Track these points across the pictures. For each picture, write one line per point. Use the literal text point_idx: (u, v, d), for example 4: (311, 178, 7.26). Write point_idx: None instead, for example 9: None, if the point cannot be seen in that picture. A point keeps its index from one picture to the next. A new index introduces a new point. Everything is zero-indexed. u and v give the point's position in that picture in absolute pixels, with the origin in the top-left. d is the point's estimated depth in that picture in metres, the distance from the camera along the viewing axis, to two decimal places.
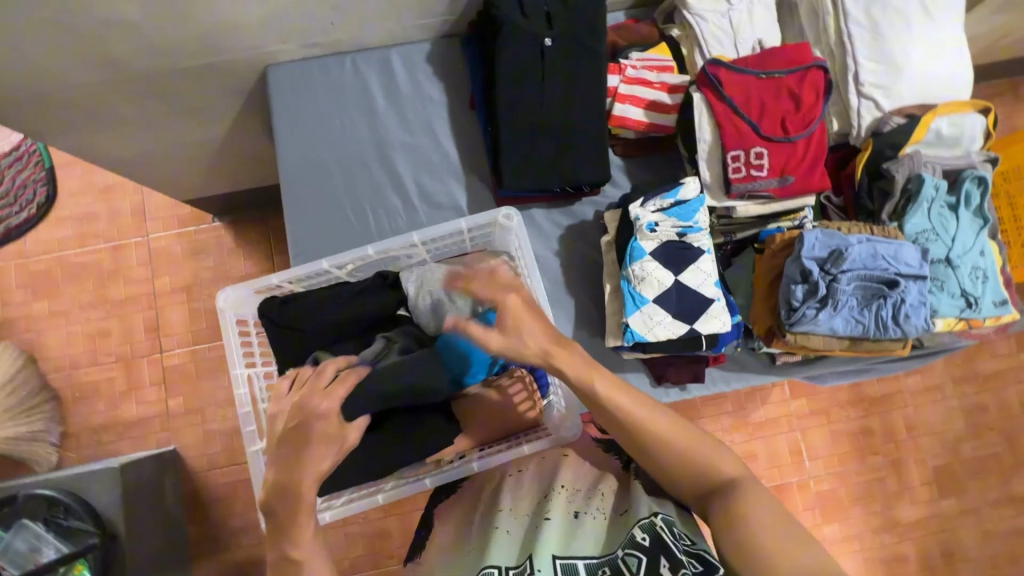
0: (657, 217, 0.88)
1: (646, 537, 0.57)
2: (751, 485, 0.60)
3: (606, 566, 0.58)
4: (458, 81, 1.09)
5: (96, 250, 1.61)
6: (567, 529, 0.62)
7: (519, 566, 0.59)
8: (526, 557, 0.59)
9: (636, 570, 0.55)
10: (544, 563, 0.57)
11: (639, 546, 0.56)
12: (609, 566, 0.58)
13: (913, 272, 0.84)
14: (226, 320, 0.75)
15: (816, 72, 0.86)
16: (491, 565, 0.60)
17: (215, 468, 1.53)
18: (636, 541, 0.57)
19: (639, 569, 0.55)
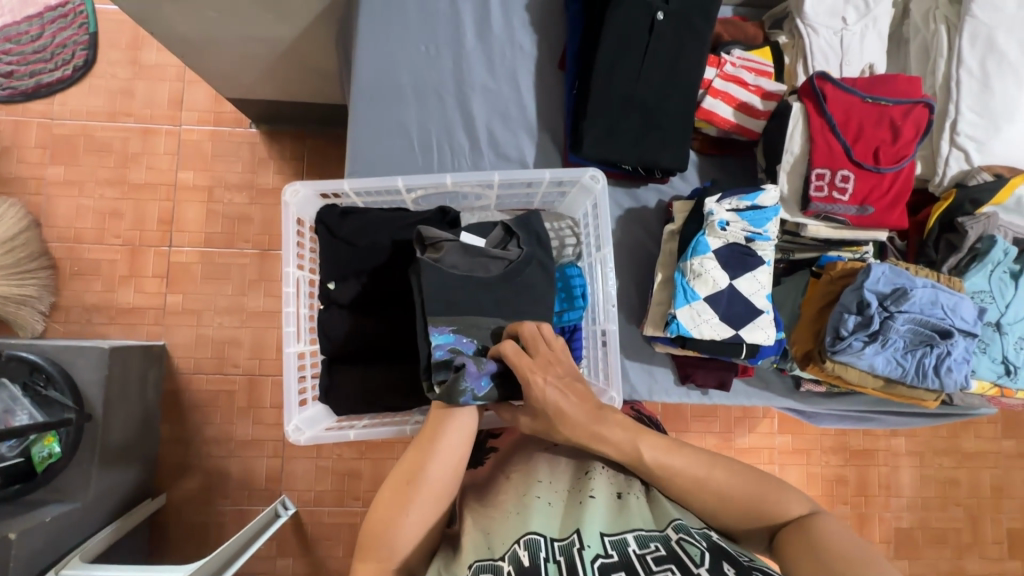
0: (730, 216, 0.87)
1: (706, 538, 0.55)
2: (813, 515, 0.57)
3: (659, 541, 0.56)
4: (552, 38, 1.06)
5: (125, 128, 1.55)
6: (613, 508, 0.61)
7: (565, 540, 0.57)
8: (573, 531, 0.58)
9: (697, 556, 0.53)
10: (593, 539, 0.56)
11: (695, 536, 0.55)
12: (659, 541, 0.56)
13: (966, 328, 0.83)
14: (288, 214, 0.73)
15: (921, 109, 0.85)
16: (535, 532, 0.58)
17: (202, 373, 1.50)
18: (695, 535, 0.56)
19: (702, 560, 0.52)
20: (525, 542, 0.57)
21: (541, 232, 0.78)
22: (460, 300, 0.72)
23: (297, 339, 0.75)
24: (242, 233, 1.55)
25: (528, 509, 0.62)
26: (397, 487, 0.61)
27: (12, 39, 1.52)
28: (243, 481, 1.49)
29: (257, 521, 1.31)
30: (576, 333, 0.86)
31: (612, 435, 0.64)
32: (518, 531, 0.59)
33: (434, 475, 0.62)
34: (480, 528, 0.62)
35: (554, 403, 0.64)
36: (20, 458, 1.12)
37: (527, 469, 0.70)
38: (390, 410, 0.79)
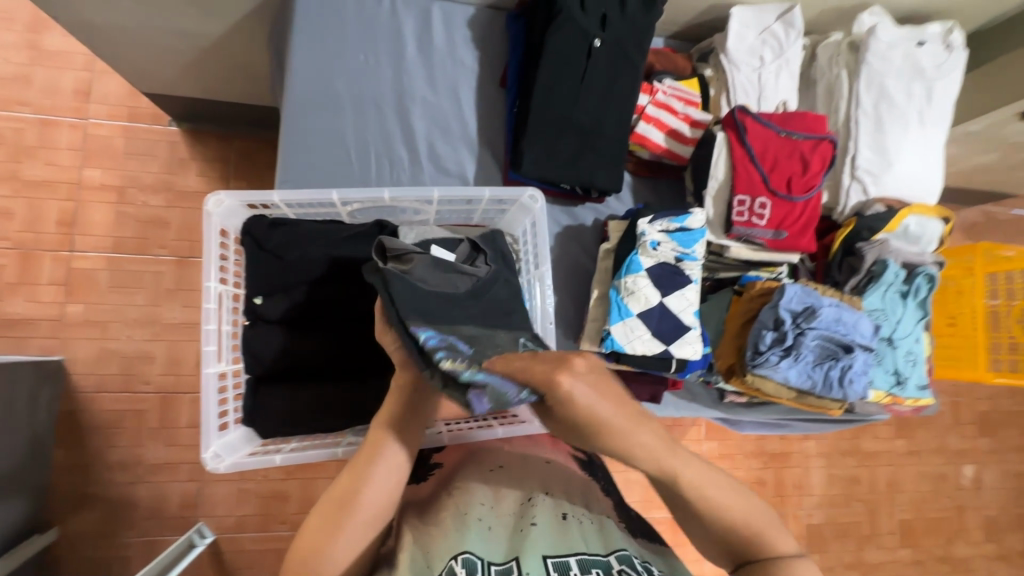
0: (660, 237, 0.91)
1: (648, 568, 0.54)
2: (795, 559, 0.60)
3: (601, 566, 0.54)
4: (493, 55, 1.07)
5: (19, 118, 1.39)
6: (557, 530, 0.60)
7: (503, 564, 0.55)
8: (513, 558, 0.55)
9: None
10: (533, 566, 0.54)
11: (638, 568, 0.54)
12: (601, 568, 0.54)
13: (865, 343, 0.92)
14: (211, 225, 0.68)
15: (826, 145, 0.94)
16: (472, 553, 0.56)
17: (106, 391, 1.36)
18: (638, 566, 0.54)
19: None
20: (460, 560, 0.54)
21: (504, 251, 0.81)
22: (438, 305, 0.66)
23: (219, 358, 0.69)
24: (158, 239, 1.43)
25: (465, 529, 0.59)
26: (328, 514, 0.56)
27: None
28: (152, 510, 1.35)
29: (167, 554, 1.20)
30: None
31: (645, 442, 0.57)
32: (453, 548, 0.56)
33: (370, 499, 0.57)
34: (417, 545, 0.58)
35: (585, 413, 0.54)
36: None
37: (467, 489, 0.68)
38: (320, 431, 0.76)
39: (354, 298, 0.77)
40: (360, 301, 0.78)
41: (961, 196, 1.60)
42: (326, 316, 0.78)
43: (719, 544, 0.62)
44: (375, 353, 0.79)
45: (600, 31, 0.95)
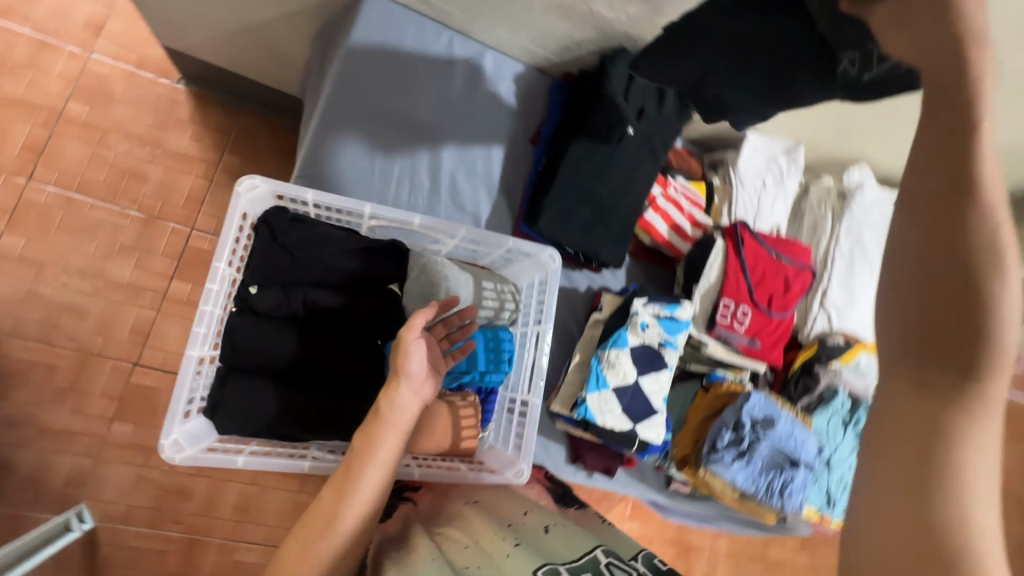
0: (650, 320, 0.96)
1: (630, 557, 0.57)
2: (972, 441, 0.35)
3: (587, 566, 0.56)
4: (529, 113, 1.13)
5: (16, 32, 1.33)
6: (537, 544, 0.60)
7: None
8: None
9: None
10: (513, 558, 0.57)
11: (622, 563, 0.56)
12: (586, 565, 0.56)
13: (808, 461, 0.99)
14: (236, 207, 0.66)
15: (807, 274, 1.04)
16: None
17: (19, 336, 1.24)
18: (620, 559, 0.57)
19: None
20: None
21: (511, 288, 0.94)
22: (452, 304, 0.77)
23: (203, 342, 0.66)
24: (130, 192, 1.36)
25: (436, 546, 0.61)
26: (311, 529, 0.58)
27: None
28: (32, 480, 1.21)
29: (29, 539, 1.05)
30: (492, 395, 0.89)
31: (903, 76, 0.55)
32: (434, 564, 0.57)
33: (349, 513, 0.59)
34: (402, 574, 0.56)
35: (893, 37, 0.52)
36: None
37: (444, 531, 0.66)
38: (282, 439, 0.72)
39: (354, 308, 0.77)
40: (361, 311, 0.78)
41: None
42: (320, 319, 0.76)
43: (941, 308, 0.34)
44: (359, 367, 0.77)
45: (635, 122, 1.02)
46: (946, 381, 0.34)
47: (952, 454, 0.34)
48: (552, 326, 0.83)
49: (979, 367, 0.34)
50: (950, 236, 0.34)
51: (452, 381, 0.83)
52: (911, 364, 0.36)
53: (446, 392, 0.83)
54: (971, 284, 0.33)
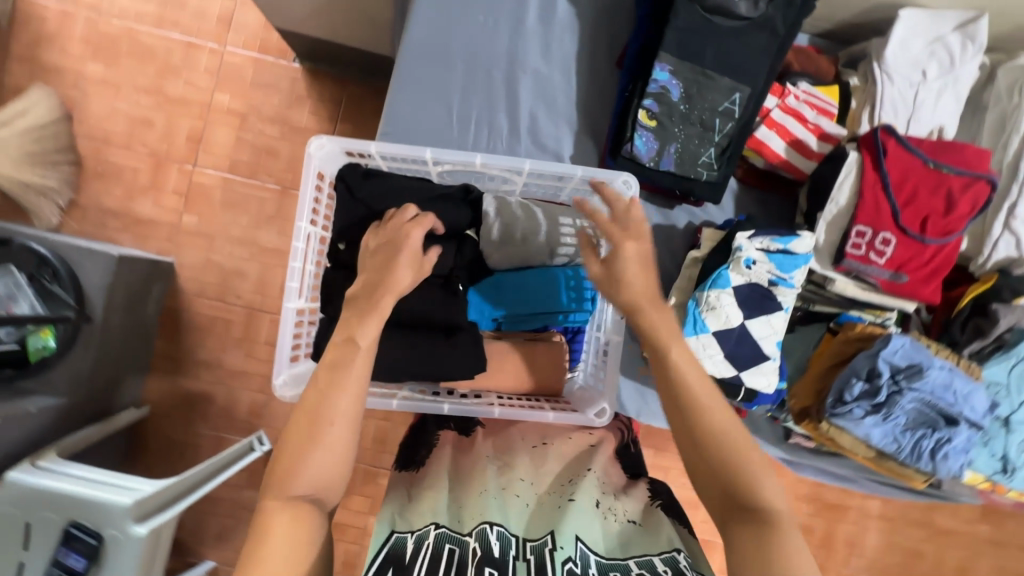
0: (758, 255, 0.83)
1: (667, 570, 0.54)
2: (783, 534, 0.52)
3: (614, 570, 0.55)
4: (614, 32, 1.01)
5: (170, 37, 1.66)
6: (588, 514, 0.62)
7: (538, 540, 0.58)
8: (548, 532, 0.59)
9: None
10: (566, 541, 0.57)
11: (656, 573, 0.53)
12: (618, 568, 0.55)
13: (973, 418, 0.80)
14: (309, 166, 0.70)
15: (982, 184, 0.80)
16: (493, 522, 0.60)
17: (202, 296, 1.59)
18: (655, 568, 0.54)
19: None
20: (486, 525, 0.59)
21: None
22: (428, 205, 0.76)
23: (300, 293, 0.73)
24: (267, 167, 1.64)
25: (498, 501, 0.64)
26: (304, 425, 0.54)
27: None
28: (224, 408, 1.56)
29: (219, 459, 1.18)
30: (578, 335, 0.88)
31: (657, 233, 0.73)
32: (485, 514, 0.61)
33: (334, 408, 0.55)
34: (453, 497, 0.65)
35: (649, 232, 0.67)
36: (17, 345, 1.24)
37: (509, 461, 0.71)
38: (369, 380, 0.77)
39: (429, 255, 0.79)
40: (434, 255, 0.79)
41: None
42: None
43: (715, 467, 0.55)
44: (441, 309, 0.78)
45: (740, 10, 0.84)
46: (744, 515, 0.53)
47: (773, 554, 0.50)
48: None
49: (748, 500, 0.53)
50: (691, 430, 0.56)
51: (538, 321, 0.85)
52: (723, 515, 0.55)
53: (532, 333, 0.86)
54: (710, 453, 0.55)
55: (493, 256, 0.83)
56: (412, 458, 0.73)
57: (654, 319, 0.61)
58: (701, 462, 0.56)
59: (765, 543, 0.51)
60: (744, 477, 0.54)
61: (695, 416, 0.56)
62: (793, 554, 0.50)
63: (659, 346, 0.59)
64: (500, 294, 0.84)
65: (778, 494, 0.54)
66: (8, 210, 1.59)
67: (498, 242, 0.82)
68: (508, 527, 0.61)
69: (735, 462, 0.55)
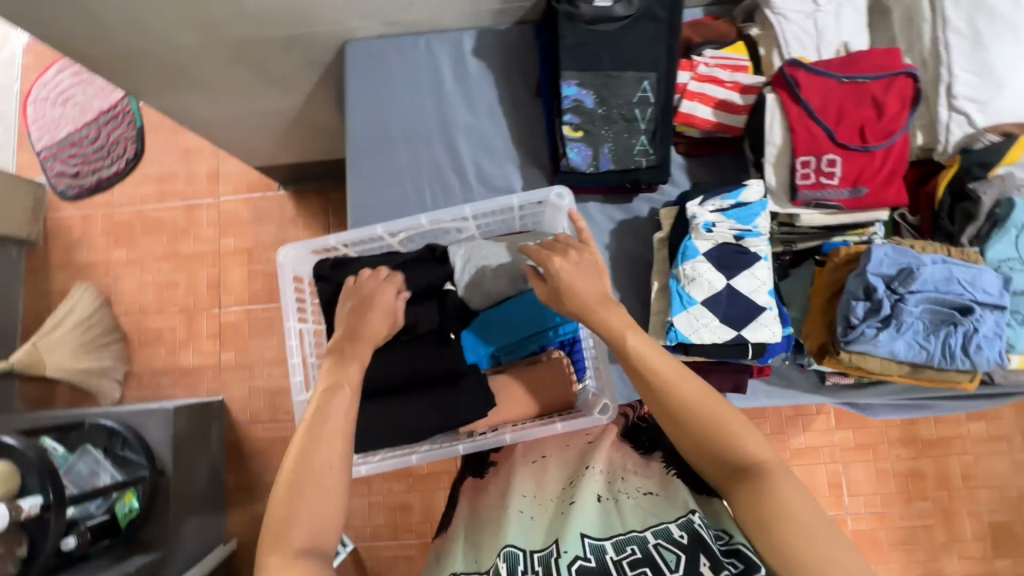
0: (715, 217, 0.86)
1: (684, 536, 0.58)
2: (771, 474, 0.58)
3: (633, 545, 0.59)
4: (525, 68, 1.09)
5: (173, 206, 1.88)
6: (599, 513, 0.64)
7: (544, 551, 0.61)
8: (553, 542, 0.61)
9: (672, 565, 0.55)
10: (571, 544, 0.59)
11: (675, 541, 0.58)
12: (635, 543, 0.59)
13: (990, 300, 0.78)
14: (284, 275, 0.79)
15: (904, 80, 0.81)
16: (514, 545, 0.62)
17: (257, 422, 1.73)
18: (674, 538, 0.58)
19: (676, 566, 0.55)
20: (503, 552, 0.62)
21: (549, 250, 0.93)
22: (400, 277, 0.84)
23: (308, 387, 0.80)
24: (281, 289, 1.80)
25: (507, 523, 0.65)
26: (286, 490, 0.58)
27: (76, 144, 1.91)
28: None
29: None
30: (576, 345, 0.91)
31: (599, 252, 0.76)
32: (499, 544, 0.64)
33: (318, 462, 0.60)
34: (471, 544, 0.67)
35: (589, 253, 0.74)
36: (107, 515, 1.35)
37: (511, 485, 0.73)
38: (390, 444, 0.82)
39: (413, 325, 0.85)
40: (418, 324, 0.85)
41: None
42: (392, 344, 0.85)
43: (700, 439, 0.62)
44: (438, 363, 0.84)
45: (619, 13, 0.89)
46: (735, 472, 0.60)
47: (768, 496, 0.57)
48: None
49: (735, 457, 0.60)
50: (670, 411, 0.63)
51: (533, 344, 0.90)
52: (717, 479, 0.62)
53: (531, 357, 0.89)
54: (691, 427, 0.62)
55: (474, 299, 0.89)
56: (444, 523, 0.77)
57: (611, 325, 0.68)
58: (688, 438, 0.63)
59: (759, 488, 0.58)
60: (726, 439, 0.61)
61: (669, 399, 0.63)
62: (784, 494, 0.57)
63: (622, 347, 0.66)
64: (487, 332, 0.89)
65: (758, 445, 0.61)
66: (78, 397, 1.78)
67: (472, 285, 0.88)
68: (522, 545, 0.62)
69: (716, 428, 0.61)
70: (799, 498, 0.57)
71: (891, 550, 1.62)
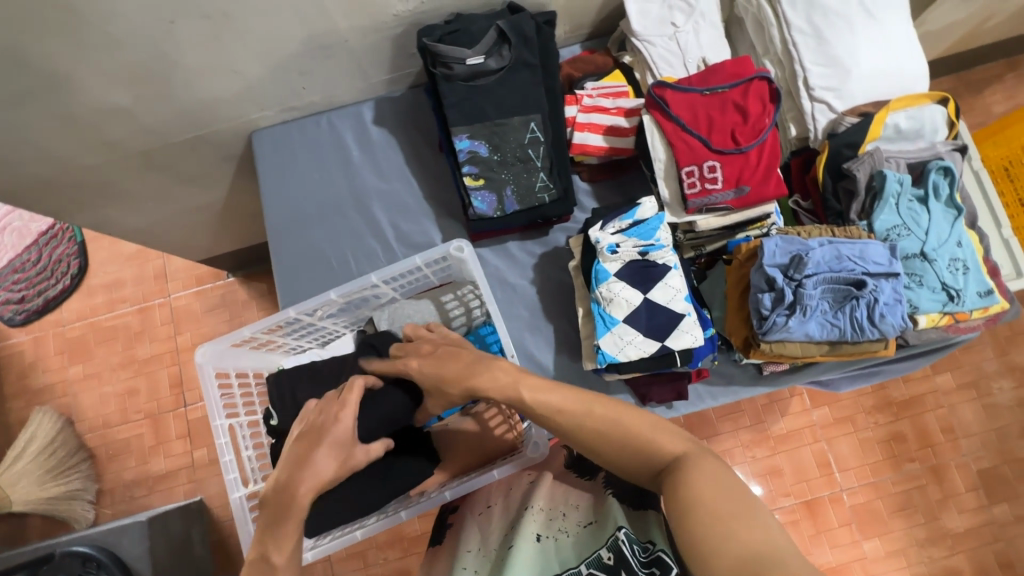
0: (617, 238, 0.90)
1: (610, 557, 0.57)
2: (688, 465, 0.54)
3: None
4: (427, 127, 1.14)
5: (124, 313, 1.87)
6: (536, 551, 0.63)
7: None
8: None
9: None
10: None
11: (603, 566, 0.58)
12: None
13: (882, 270, 0.82)
14: (205, 373, 0.77)
15: (760, 83, 0.87)
16: None
17: None
18: (602, 562, 0.58)
19: None
20: None
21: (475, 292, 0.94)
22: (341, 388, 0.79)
23: (247, 482, 0.79)
24: None
25: None
26: None
27: (19, 269, 1.90)
28: None
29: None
30: None
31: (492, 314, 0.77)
32: None
33: None
34: None
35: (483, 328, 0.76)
36: None
37: (463, 539, 0.73)
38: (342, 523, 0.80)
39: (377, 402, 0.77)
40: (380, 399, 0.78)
41: (969, 43, 1.53)
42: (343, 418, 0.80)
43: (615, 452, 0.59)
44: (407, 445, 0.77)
45: (494, 65, 0.94)
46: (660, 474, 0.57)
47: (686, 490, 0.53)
48: (497, 302, 0.82)
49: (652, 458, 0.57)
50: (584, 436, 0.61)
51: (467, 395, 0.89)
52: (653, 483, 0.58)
53: (470, 406, 0.90)
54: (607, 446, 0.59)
55: None
56: None
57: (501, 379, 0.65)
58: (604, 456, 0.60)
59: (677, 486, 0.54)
60: (642, 443, 0.58)
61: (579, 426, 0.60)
62: (704, 485, 0.52)
63: (518, 398, 0.63)
64: None
65: (674, 440, 0.57)
66: (51, 526, 1.72)
67: None
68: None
69: (623, 438, 0.58)
70: (719, 486, 0.52)
71: (891, 518, 1.62)
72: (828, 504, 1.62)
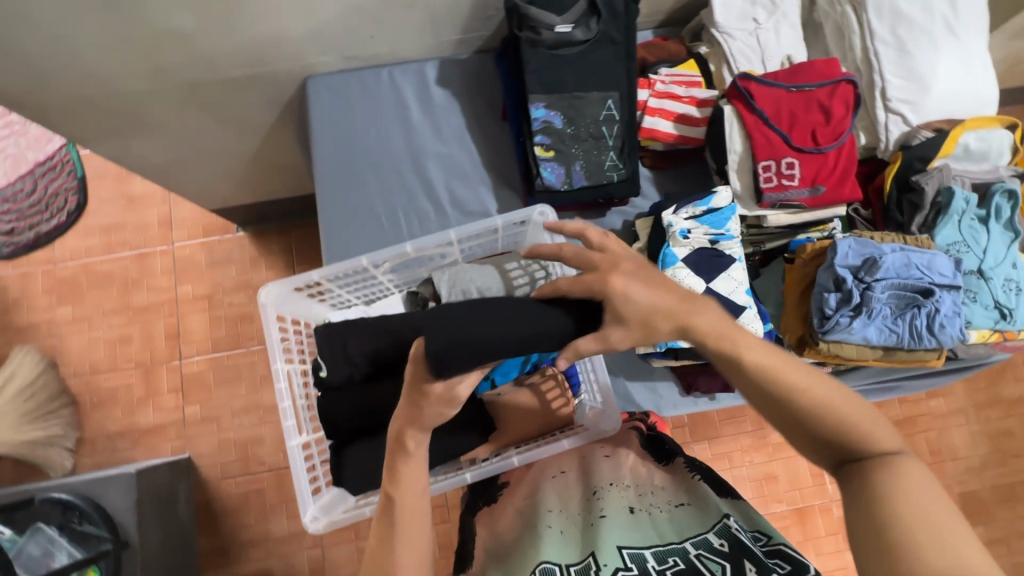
0: (689, 224, 0.89)
1: (725, 543, 0.58)
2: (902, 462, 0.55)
3: (674, 555, 0.59)
4: (490, 94, 1.12)
5: (122, 257, 1.78)
6: (631, 523, 0.65)
7: (581, 563, 0.61)
8: (590, 554, 0.61)
9: (718, 571, 0.55)
10: (610, 557, 0.59)
11: (715, 550, 0.58)
12: (676, 555, 0.59)
13: (947, 281, 0.84)
14: (268, 315, 0.75)
15: (845, 86, 0.88)
16: (549, 562, 0.62)
17: (229, 478, 1.64)
18: (715, 547, 0.58)
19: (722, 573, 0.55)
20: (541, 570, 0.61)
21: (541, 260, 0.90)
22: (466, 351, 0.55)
23: (300, 430, 0.77)
24: (246, 332, 1.73)
25: (540, 542, 0.66)
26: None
27: (11, 199, 1.79)
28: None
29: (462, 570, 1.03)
30: None
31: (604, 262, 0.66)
32: (532, 561, 0.63)
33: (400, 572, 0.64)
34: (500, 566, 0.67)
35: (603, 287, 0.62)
36: None
37: (536, 503, 0.73)
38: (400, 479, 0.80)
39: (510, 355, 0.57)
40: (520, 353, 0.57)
41: None
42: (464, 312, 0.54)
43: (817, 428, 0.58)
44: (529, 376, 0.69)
45: (579, 36, 0.93)
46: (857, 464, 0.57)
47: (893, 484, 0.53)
48: None
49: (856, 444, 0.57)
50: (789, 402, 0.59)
51: (526, 365, 0.87)
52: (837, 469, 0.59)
53: (525, 377, 0.88)
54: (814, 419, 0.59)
55: None
56: (465, 557, 0.73)
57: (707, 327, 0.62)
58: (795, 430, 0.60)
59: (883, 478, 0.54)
60: (845, 430, 0.58)
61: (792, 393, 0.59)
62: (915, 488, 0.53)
63: (738, 356, 0.61)
64: None
65: (892, 438, 0.57)
66: (23, 471, 1.63)
67: None
68: (554, 560, 0.63)
69: (836, 418, 0.58)
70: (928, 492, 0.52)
71: None
72: (818, 514, 1.62)
